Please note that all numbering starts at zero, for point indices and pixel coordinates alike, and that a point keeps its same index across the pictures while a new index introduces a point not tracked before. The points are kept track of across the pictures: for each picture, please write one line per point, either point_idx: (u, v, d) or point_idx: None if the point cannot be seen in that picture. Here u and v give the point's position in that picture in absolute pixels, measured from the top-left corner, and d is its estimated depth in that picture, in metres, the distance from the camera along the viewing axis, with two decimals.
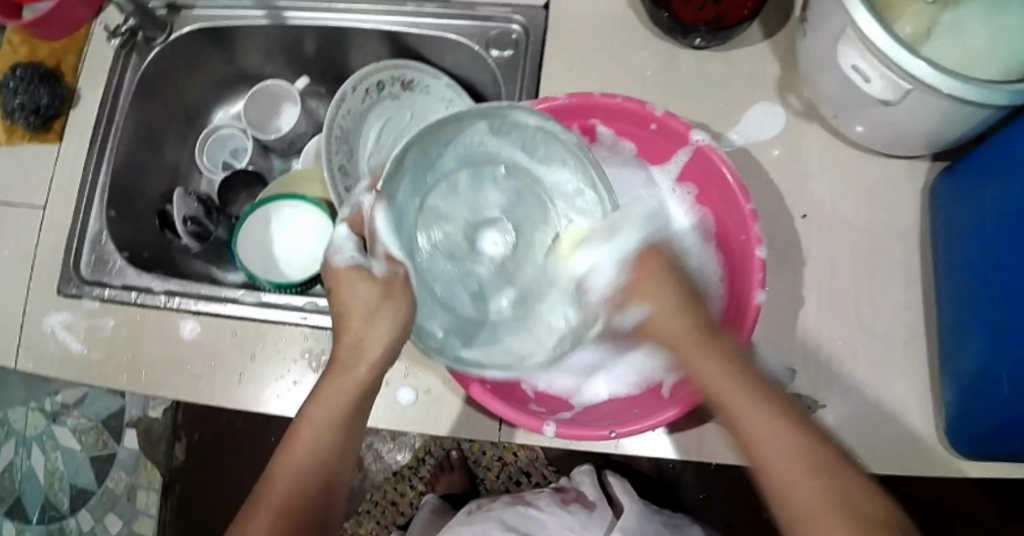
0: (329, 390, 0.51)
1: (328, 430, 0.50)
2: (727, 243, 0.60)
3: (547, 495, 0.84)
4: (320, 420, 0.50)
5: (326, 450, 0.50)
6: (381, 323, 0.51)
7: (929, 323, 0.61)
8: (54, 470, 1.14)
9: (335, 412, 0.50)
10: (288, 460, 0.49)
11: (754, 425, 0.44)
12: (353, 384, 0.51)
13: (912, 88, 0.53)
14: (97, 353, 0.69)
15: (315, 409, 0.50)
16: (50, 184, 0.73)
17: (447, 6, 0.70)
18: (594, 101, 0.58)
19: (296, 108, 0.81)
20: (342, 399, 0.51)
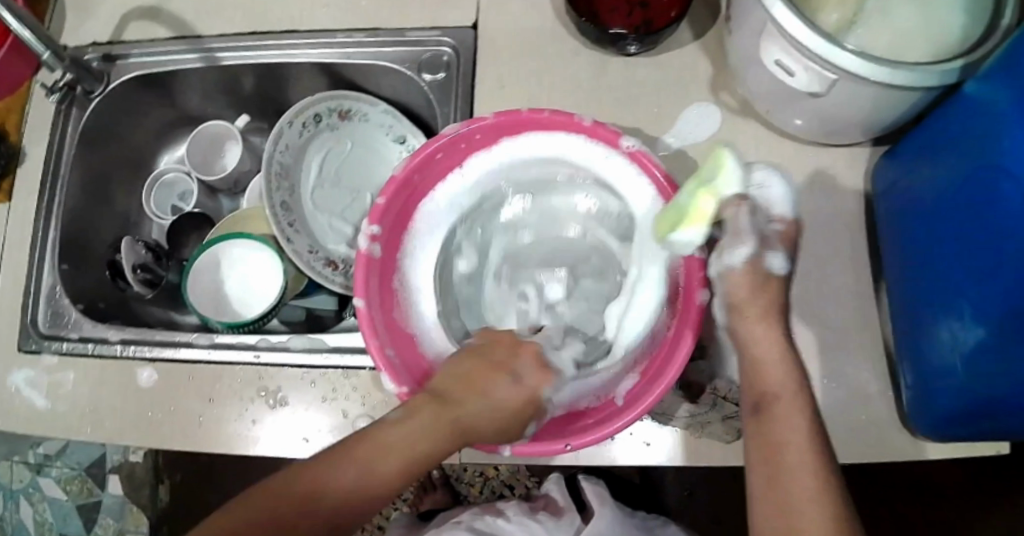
0: (429, 418, 0.50)
1: (411, 461, 0.49)
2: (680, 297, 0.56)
3: (513, 504, 0.84)
4: (408, 446, 0.49)
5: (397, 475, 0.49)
6: (501, 394, 0.53)
7: (879, 310, 0.61)
8: (42, 522, 1.13)
9: (420, 446, 0.50)
10: (368, 459, 0.49)
11: (786, 443, 0.48)
12: (456, 424, 0.51)
13: (837, 78, 0.53)
14: (59, 408, 0.68)
15: (417, 443, 0.50)
16: (4, 242, 0.73)
17: (377, 33, 0.70)
18: (520, 117, 0.57)
19: (237, 146, 0.81)
20: (433, 438, 0.50)
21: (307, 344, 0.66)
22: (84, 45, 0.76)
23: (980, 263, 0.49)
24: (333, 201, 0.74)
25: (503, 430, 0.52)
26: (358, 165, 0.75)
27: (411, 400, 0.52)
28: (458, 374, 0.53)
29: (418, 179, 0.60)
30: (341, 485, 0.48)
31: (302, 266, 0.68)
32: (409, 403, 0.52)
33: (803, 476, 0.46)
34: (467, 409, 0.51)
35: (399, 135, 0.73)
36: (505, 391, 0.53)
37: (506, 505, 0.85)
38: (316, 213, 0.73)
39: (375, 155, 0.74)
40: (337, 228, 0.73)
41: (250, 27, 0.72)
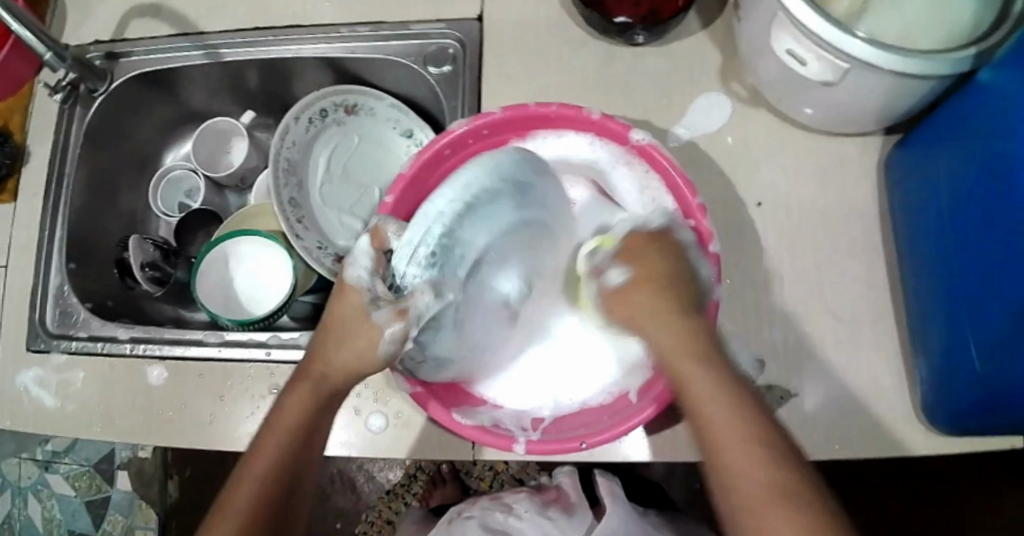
0: (285, 411, 0.50)
1: (291, 444, 0.50)
2: None
3: (525, 500, 0.84)
4: (284, 428, 0.50)
5: (298, 444, 0.50)
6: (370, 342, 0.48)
7: (893, 300, 0.60)
8: (52, 519, 1.14)
9: (294, 430, 0.50)
10: (267, 447, 0.49)
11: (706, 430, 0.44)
12: (312, 396, 0.50)
13: (850, 67, 0.52)
14: (68, 407, 0.68)
15: (271, 446, 0.50)
16: (9, 242, 0.73)
17: (382, 26, 0.69)
18: (530, 111, 0.58)
19: (244, 140, 0.81)
20: (295, 422, 0.50)
21: None
22: (86, 42, 0.75)
23: (998, 255, 0.48)
24: (342, 196, 0.73)
25: (324, 384, 0.50)
26: (366, 160, 0.74)
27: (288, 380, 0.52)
28: (321, 346, 0.51)
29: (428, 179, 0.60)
30: (263, 473, 0.49)
31: (313, 262, 0.67)
32: (276, 396, 0.52)
33: (739, 458, 0.43)
34: (316, 361, 0.51)
35: (406, 129, 0.73)
36: (349, 315, 0.49)
37: (518, 500, 0.84)
38: (324, 209, 0.72)
39: (381, 150, 0.74)
40: (347, 223, 0.72)
41: (254, 22, 0.72)
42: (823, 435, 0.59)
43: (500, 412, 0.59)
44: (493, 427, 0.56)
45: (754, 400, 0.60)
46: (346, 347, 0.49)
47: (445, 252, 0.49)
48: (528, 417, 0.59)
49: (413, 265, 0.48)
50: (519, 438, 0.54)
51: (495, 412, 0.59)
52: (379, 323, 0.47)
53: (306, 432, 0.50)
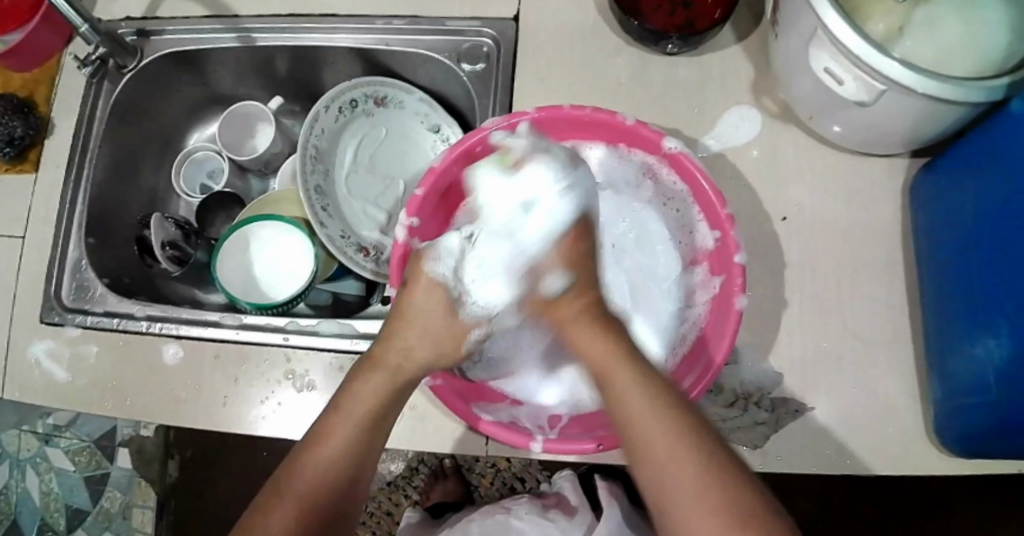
0: (366, 386, 0.51)
1: (368, 425, 0.51)
2: (719, 302, 0.58)
3: (525, 502, 0.85)
4: (365, 407, 0.51)
5: (373, 428, 0.51)
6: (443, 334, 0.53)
7: (911, 322, 0.61)
8: (49, 492, 1.14)
9: (373, 411, 0.51)
10: (346, 423, 0.50)
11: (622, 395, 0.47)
12: (395, 379, 0.52)
13: (886, 89, 0.53)
14: (80, 382, 0.68)
15: (337, 430, 0.50)
16: (29, 214, 0.73)
17: (417, 20, 0.70)
18: (563, 113, 0.58)
19: (269, 127, 0.81)
20: (376, 401, 0.51)
21: (338, 329, 0.66)
22: (118, 19, 0.75)
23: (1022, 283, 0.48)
24: (366, 187, 0.74)
25: (395, 374, 0.52)
26: (392, 152, 0.75)
27: (355, 366, 0.53)
28: (400, 323, 0.53)
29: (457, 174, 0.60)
30: (327, 459, 0.49)
31: (333, 249, 0.68)
32: (349, 375, 0.53)
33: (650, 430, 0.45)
34: (386, 355, 0.52)
35: (433, 124, 0.74)
36: (427, 312, 0.53)
37: (517, 504, 0.85)
38: (348, 198, 0.73)
39: (408, 142, 0.75)
40: (371, 214, 0.73)
41: (289, 9, 0.72)
42: (833, 451, 0.59)
43: (518, 410, 0.60)
44: (511, 424, 0.57)
45: (767, 412, 0.60)
46: (427, 341, 0.53)
47: (494, 267, 0.54)
48: (545, 415, 0.60)
49: (478, 267, 0.54)
50: (536, 436, 0.54)
51: (513, 409, 0.60)
52: (466, 322, 0.54)
53: (372, 424, 0.51)
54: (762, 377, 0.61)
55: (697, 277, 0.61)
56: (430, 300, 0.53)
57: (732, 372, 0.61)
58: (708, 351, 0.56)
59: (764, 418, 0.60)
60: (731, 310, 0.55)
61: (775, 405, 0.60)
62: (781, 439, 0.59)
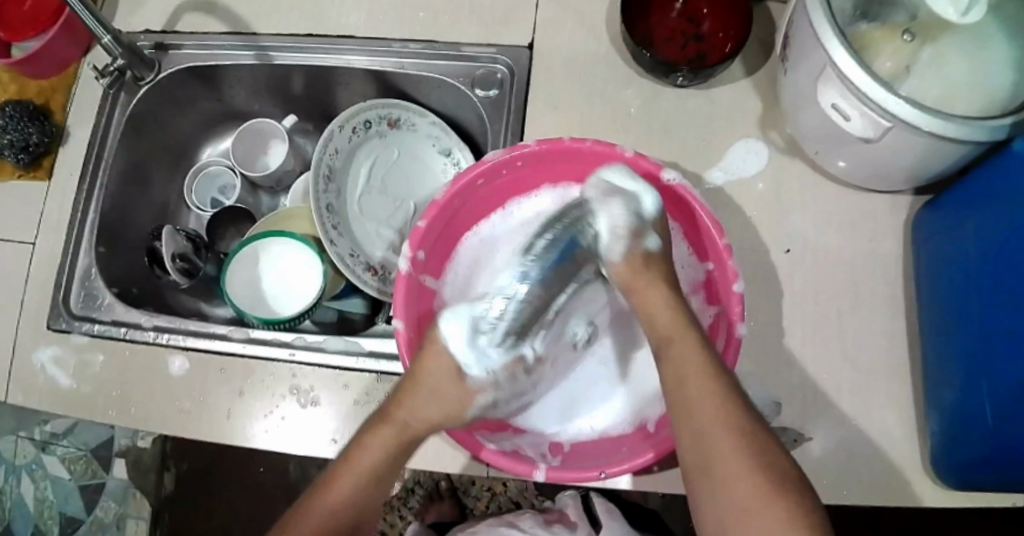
0: (368, 446, 0.53)
1: (367, 482, 0.52)
2: (719, 333, 0.59)
3: (529, 517, 0.86)
4: (368, 460, 0.53)
5: (368, 486, 0.53)
6: (447, 395, 0.54)
7: (910, 356, 0.62)
8: (43, 498, 1.11)
9: (372, 466, 0.53)
10: (344, 479, 0.52)
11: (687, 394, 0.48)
12: (394, 434, 0.53)
13: (891, 125, 0.53)
14: (86, 389, 0.68)
15: (339, 482, 0.52)
16: (41, 220, 0.73)
17: (433, 45, 0.71)
18: (565, 146, 0.58)
19: (283, 146, 0.82)
20: (377, 459, 0.53)
21: (344, 346, 0.66)
22: (136, 31, 0.77)
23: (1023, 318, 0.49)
24: (377, 208, 0.75)
25: (404, 433, 0.54)
26: (402, 174, 0.76)
27: (360, 429, 0.55)
28: (411, 382, 0.54)
29: (459, 203, 0.61)
30: (328, 514, 0.51)
31: (343, 268, 0.68)
32: (354, 436, 0.55)
33: (714, 433, 0.46)
34: (394, 411, 0.54)
35: (444, 148, 0.75)
36: (438, 376, 0.54)
37: (520, 518, 0.86)
38: (359, 218, 0.74)
39: (419, 164, 0.76)
40: (381, 234, 0.74)
41: (306, 28, 0.73)
42: (831, 481, 0.59)
43: (520, 439, 0.61)
44: (514, 454, 0.57)
45: None
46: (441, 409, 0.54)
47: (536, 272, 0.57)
48: (547, 443, 0.61)
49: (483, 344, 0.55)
50: (540, 465, 0.54)
51: (515, 438, 0.61)
52: (471, 390, 0.55)
53: (378, 477, 0.53)
54: (764, 407, 0.62)
55: (697, 305, 0.62)
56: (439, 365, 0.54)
57: None
58: None
59: None
60: (732, 339, 0.56)
61: (778, 435, 0.61)
62: None
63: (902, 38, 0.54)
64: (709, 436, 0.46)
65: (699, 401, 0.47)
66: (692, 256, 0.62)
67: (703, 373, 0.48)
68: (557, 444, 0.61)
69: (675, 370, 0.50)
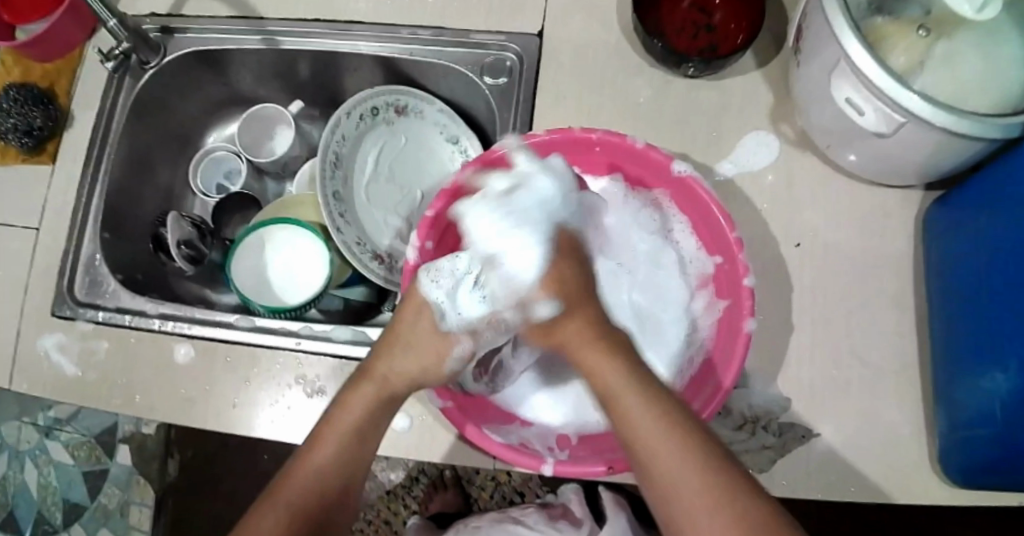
0: (353, 403, 0.52)
1: (351, 440, 0.51)
2: (726, 327, 0.59)
3: (534, 513, 0.87)
4: (353, 414, 0.51)
5: (353, 446, 0.51)
6: (426, 351, 0.54)
7: (918, 352, 0.61)
8: (46, 485, 1.14)
9: (356, 424, 0.51)
10: (331, 437, 0.50)
11: (639, 434, 0.45)
12: (373, 389, 0.53)
13: (905, 121, 0.53)
14: (89, 376, 0.68)
15: (325, 440, 0.50)
16: (44, 206, 0.73)
17: (443, 31, 0.70)
18: (573, 135, 0.59)
19: (289, 131, 0.82)
20: (360, 413, 0.52)
21: (351, 336, 0.66)
22: (142, 15, 0.76)
23: None
24: (384, 195, 0.75)
25: (388, 388, 0.53)
26: (410, 162, 0.76)
27: (340, 391, 0.54)
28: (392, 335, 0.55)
29: None
30: (323, 463, 0.50)
31: (350, 256, 0.68)
32: (335, 398, 0.53)
33: (670, 466, 0.43)
34: (375, 366, 0.54)
35: (452, 136, 0.75)
36: (415, 327, 0.54)
37: (525, 514, 0.88)
38: (365, 205, 0.73)
39: (426, 152, 0.76)
40: (389, 222, 0.74)
41: (313, 14, 0.72)
42: (837, 477, 0.59)
43: (527, 431, 0.61)
44: (520, 446, 0.57)
45: (776, 437, 0.61)
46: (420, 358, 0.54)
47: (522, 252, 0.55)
48: (553, 436, 0.61)
49: (458, 292, 0.54)
50: (547, 459, 0.55)
51: (522, 431, 0.61)
52: (447, 337, 0.54)
53: (363, 434, 0.51)
54: (771, 402, 0.61)
55: (703, 299, 0.62)
56: (423, 320, 0.54)
57: (741, 395, 0.62)
58: (714, 380, 0.57)
59: (772, 443, 0.60)
60: (740, 333, 0.55)
61: (785, 431, 0.61)
62: (787, 464, 0.60)
63: (917, 33, 0.53)
64: (655, 451, 0.44)
65: (642, 428, 0.44)
66: (698, 249, 0.62)
67: (644, 391, 0.46)
68: (564, 437, 0.61)
69: (611, 401, 0.47)
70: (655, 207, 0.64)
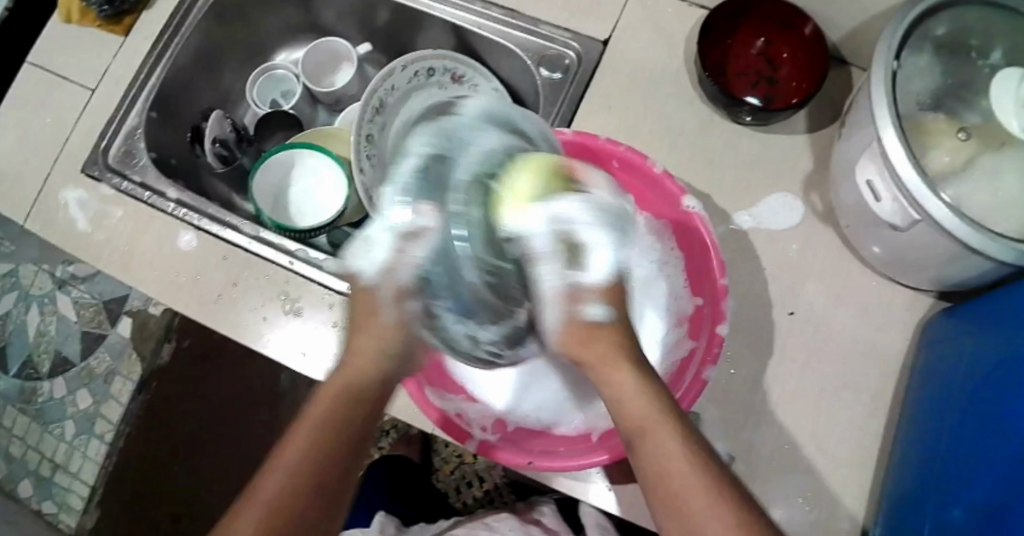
0: (348, 371, 0.50)
1: (346, 414, 0.48)
2: (685, 370, 0.58)
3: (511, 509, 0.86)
4: (349, 378, 0.50)
5: (352, 417, 0.48)
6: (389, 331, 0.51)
7: (878, 452, 0.60)
8: (44, 333, 1.16)
9: (350, 397, 0.49)
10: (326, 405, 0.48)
11: (647, 433, 0.45)
12: (378, 356, 0.51)
13: (919, 218, 0.52)
14: (98, 237, 0.72)
15: (316, 410, 0.48)
16: (106, 71, 0.77)
17: (514, 14, 0.72)
18: (597, 144, 0.59)
19: (350, 69, 0.84)
20: (357, 381, 0.50)
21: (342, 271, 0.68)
22: None
23: (982, 445, 0.47)
24: None
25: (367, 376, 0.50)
26: None
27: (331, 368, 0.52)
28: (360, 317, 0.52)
29: None
30: (293, 468, 0.46)
31: (363, 198, 0.68)
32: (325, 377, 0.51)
33: (670, 452, 0.44)
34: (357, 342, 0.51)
35: None
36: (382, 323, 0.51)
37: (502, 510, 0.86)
38: None
39: None
40: None
41: None
42: None
43: (469, 407, 0.61)
44: (455, 417, 0.58)
45: None
46: (387, 351, 0.51)
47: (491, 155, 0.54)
48: (492, 419, 0.61)
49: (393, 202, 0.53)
50: (475, 436, 0.57)
51: (464, 404, 0.61)
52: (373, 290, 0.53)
53: (360, 405, 0.49)
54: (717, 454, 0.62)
55: (676, 337, 0.61)
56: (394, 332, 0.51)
57: None
58: None
59: None
60: (697, 378, 0.55)
61: None
62: None
63: (956, 135, 0.53)
64: (664, 459, 0.44)
65: (651, 419, 0.45)
66: (686, 289, 0.61)
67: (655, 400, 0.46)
68: (501, 422, 0.61)
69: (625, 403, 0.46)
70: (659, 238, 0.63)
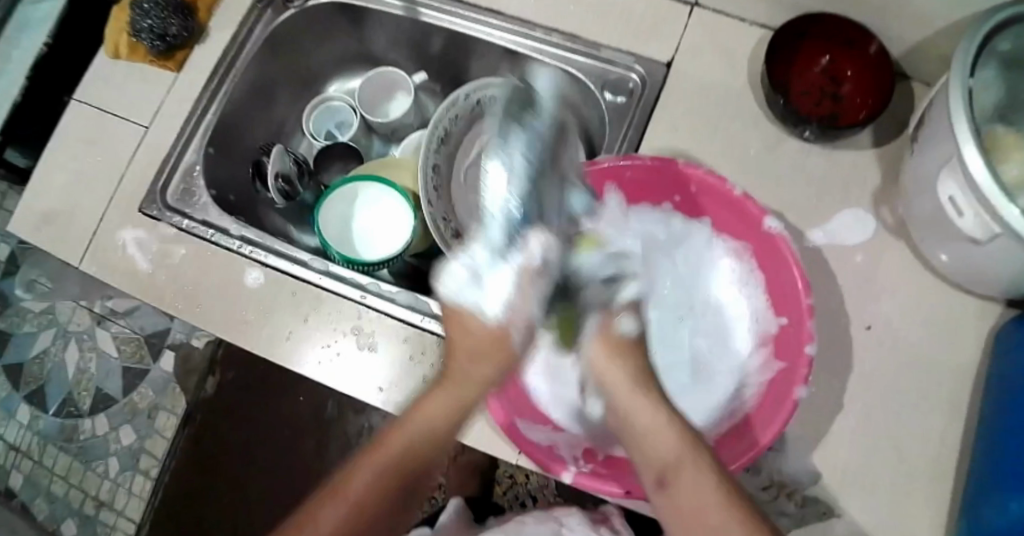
0: (449, 389, 0.49)
1: (436, 432, 0.49)
2: (772, 392, 0.57)
3: (576, 513, 0.83)
4: (456, 393, 0.49)
5: (443, 435, 0.49)
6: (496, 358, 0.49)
7: (959, 464, 0.60)
8: (84, 370, 1.19)
9: (446, 417, 0.49)
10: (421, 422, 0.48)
11: (671, 468, 0.44)
12: (488, 379, 0.49)
13: (1000, 232, 0.51)
14: (161, 277, 0.71)
15: (411, 426, 0.48)
16: (159, 107, 0.76)
17: (574, 40, 0.73)
18: (676, 168, 0.59)
19: (408, 98, 0.85)
20: (453, 400, 0.49)
21: (411, 301, 0.67)
22: None
23: None
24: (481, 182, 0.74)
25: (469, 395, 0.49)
26: None
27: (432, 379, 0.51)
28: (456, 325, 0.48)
29: (629, 175, 0.62)
30: (369, 484, 0.48)
31: (433, 229, 0.69)
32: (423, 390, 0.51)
33: (692, 492, 0.43)
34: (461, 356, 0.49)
35: None
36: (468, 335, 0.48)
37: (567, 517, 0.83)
38: (463, 187, 0.74)
39: None
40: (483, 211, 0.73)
41: None
42: None
43: (558, 436, 0.61)
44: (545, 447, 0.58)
45: (798, 507, 0.61)
46: (490, 389, 0.50)
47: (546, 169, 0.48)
48: (581, 448, 0.60)
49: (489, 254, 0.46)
50: (569, 466, 0.55)
51: (552, 434, 0.61)
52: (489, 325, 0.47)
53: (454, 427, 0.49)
54: (801, 472, 0.62)
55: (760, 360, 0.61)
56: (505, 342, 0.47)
57: (776, 459, 0.62)
58: (749, 435, 0.55)
59: (793, 511, 0.61)
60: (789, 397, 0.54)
61: (809, 505, 0.61)
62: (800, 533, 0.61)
63: None
64: (685, 494, 0.43)
65: (672, 453, 0.45)
66: (767, 309, 0.61)
67: (680, 432, 0.46)
68: (591, 450, 0.60)
69: (642, 438, 0.46)
70: (736, 258, 0.63)
